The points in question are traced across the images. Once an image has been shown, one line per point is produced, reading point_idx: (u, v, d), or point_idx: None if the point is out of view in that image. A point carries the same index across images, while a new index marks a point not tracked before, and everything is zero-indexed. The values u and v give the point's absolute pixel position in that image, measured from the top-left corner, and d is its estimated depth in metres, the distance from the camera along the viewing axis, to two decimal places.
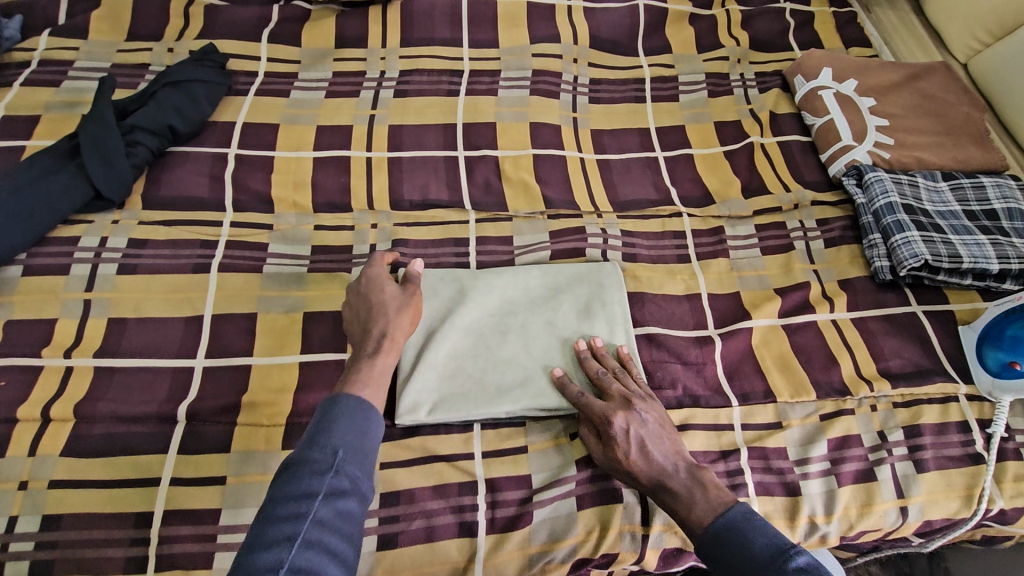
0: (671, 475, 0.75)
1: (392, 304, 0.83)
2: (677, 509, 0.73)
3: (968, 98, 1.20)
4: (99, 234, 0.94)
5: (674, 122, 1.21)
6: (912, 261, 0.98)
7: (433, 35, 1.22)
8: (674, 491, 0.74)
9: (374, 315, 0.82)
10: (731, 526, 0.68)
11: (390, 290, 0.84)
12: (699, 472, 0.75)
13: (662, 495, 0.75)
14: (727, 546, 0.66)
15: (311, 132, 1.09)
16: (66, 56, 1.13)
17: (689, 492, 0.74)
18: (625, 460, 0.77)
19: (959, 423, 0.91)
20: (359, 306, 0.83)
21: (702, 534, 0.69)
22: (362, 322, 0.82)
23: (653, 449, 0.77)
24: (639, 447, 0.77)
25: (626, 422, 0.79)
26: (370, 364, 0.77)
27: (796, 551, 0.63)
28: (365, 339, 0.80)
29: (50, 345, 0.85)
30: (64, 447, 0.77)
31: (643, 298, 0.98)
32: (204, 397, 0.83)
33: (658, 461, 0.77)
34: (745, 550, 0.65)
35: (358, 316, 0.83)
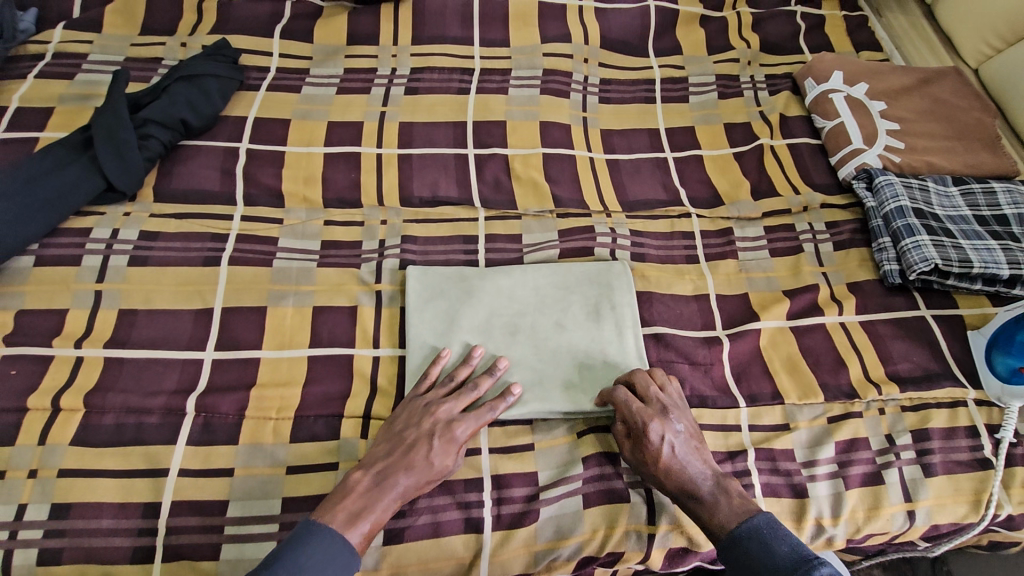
0: (699, 482, 0.77)
1: (445, 457, 0.76)
2: (703, 516, 0.75)
3: (980, 103, 1.19)
4: (111, 226, 0.94)
5: (684, 123, 1.21)
6: (922, 265, 0.98)
7: (444, 34, 1.23)
8: (701, 498, 0.76)
9: (420, 455, 0.76)
10: (755, 534, 0.71)
11: (455, 440, 0.78)
12: (726, 480, 0.77)
13: (688, 499, 0.76)
14: (752, 554, 0.70)
15: (322, 128, 1.09)
16: (80, 49, 1.14)
17: (715, 498, 0.76)
18: (657, 464, 0.78)
19: (968, 428, 0.90)
20: (416, 431, 0.78)
21: (726, 540, 0.73)
22: (405, 449, 0.76)
23: (685, 455, 0.78)
24: (671, 453, 0.78)
25: (660, 427, 0.79)
26: (380, 503, 0.73)
27: (819, 560, 0.67)
28: (395, 468, 0.75)
29: (61, 336, 0.85)
30: (73, 437, 0.78)
31: (651, 298, 0.98)
32: (213, 390, 0.83)
33: (688, 467, 0.77)
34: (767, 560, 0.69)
35: (411, 440, 0.77)
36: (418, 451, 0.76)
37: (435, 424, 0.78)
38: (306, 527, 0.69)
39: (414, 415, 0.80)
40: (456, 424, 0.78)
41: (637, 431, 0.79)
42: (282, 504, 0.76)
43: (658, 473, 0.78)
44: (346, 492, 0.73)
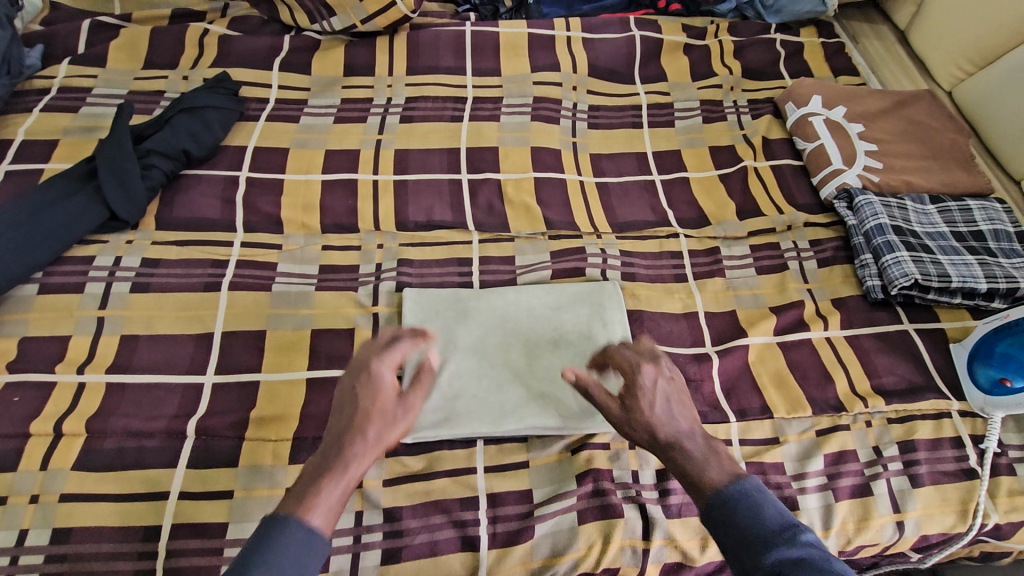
0: (688, 437, 0.69)
1: (376, 397, 0.66)
2: (689, 474, 0.66)
3: (953, 124, 1.24)
4: (114, 253, 0.97)
5: (671, 146, 1.25)
6: (902, 280, 1.01)
7: (437, 64, 1.27)
8: (689, 452, 0.67)
9: (362, 411, 0.65)
10: (744, 493, 0.62)
11: (387, 387, 0.67)
12: (715, 441, 0.69)
13: (675, 453, 0.68)
14: (736, 513, 0.61)
15: (320, 156, 1.13)
16: (85, 83, 1.18)
17: (704, 455, 0.67)
18: (642, 412, 0.70)
19: (953, 439, 0.93)
20: (350, 385, 0.67)
21: (713, 499, 0.63)
22: (343, 416, 0.65)
23: (675, 410, 0.71)
24: (661, 404, 0.71)
25: (653, 377, 0.72)
26: (331, 471, 0.62)
27: (805, 529, 0.60)
28: (338, 437, 0.65)
29: (64, 361, 0.87)
30: (75, 461, 0.79)
31: (641, 316, 1.01)
32: (213, 413, 0.84)
33: (675, 418, 0.70)
34: (756, 523, 0.60)
35: (348, 398, 0.67)
36: (350, 403, 0.66)
37: (357, 374, 0.68)
38: (272, 521, 0.58)
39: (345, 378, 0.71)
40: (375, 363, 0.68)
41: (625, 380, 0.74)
42: None
43: (644, 422, 0.70)
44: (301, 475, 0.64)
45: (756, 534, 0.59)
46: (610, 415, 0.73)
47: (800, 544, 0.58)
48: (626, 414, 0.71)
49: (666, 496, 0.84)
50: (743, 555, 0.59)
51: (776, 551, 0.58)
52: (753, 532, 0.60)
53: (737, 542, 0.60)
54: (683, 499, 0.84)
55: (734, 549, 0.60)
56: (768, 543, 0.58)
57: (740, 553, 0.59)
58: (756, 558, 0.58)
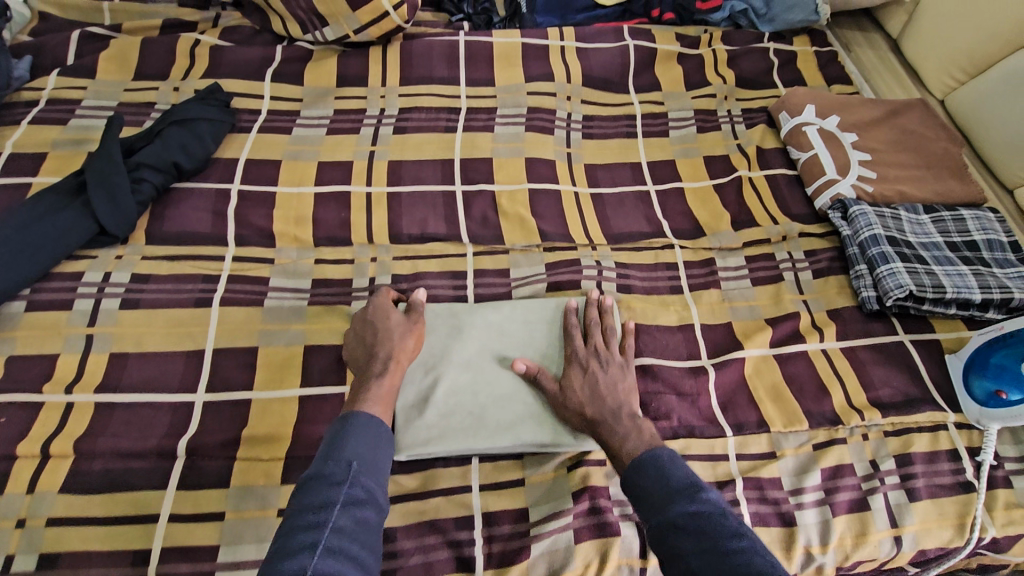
0: (614, 417, 0.81)
1: (394, 321, 0.90)
2: (611, 449, 0.78)
3: (946, 133, 1.25)
4: (103, 269, 0.95)
5: (665, 156, 1.25)
6: (897, 291, 1.01)
7: (431, 75, 1.27)
8: (612, 430, 0.79)
9: (385, 334, 0.88)
10: (654, 459, 0.72)
11: (397, 316, 0.90)
12: (639, 420, 0.80)
13: (601, 430, 0.80)
14: (647, 477, 0.70)
15: (312, 168, 1.12)
16: (74, 95, 1.17)
17: (625, 432, 0.79)
18: (574, 395, 0.85)
19: (949, 451, 0.93)
20: (370, 325, 0.89)
21: (626, 467, 0.74)
22: (367, 345, 0.87)
23: (603, 392, 0.84)
24: (590, 387, 0.85)
25: (580, 368, 0.87)
26: (378, 382, 0.82)
27: (709, 488, 0.67)
28: (372, 358, 0.85)
29: (51, 381, 0.85)
30: (62, 484, 0.78)
31: (637, 329, 1.00)
32: (203, 432, 0.83)
33: (602, 400, 0.83)
34: (661, 483, 0.69)
35: (370, 331, 0.88)
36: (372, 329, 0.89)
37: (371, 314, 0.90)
38: (344, 417, 0.73)
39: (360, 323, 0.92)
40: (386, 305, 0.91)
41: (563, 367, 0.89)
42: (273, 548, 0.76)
43: (576, 405, 0.84)
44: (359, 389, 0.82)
45: (661, 492, 0.68)
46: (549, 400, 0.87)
47: (700, 499, 0.66)
48: (561, 397, 0.85)
49: None
50: (649, 510, 0.67)
51: (676, 506, 0.66)
52: (659, 491, 0.68)
53: (645, 499, 0.69)
54: None
55: (643, 506, 0.69)
56: (669, 500, 0.67)
57: (647, 509, 0.68)
58: (659, 513, 0.66)
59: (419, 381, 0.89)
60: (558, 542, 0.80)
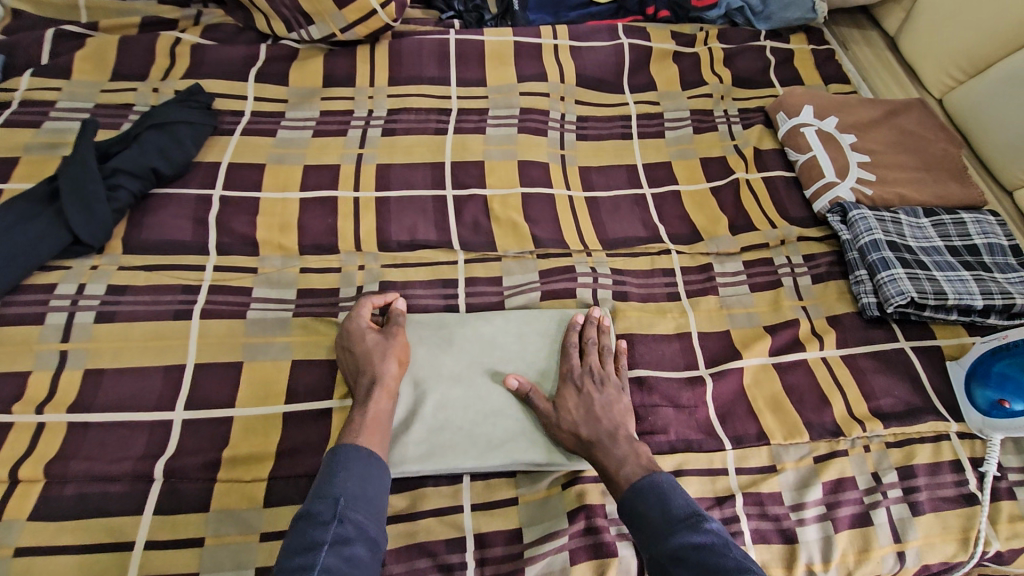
0: (611, 440, 0.80)
1: (372, 341, 0.85)
2: (607, 473, 0.78)
3: (946, 134, 1.22)
4: (77, 281, 0.92)
5: (661, 158, 1.22)
6: (898, 298, 0.99)
7: (421, 74, 1.23)
8: (608, 454, 0.79)
9: (365, 359, 0.84)
10: (655, 486, 0.73)
11: (377, 337, 0.86)
12: (637, 444, 0.80)
13: (597, 452, 0.80)
14: (648, 504, 0.72)
15: (297, 172, 1.08)
16: (47, 97, 1.12)
17: (622, 456, 0.78)
18: (569, 417, 0.83)
19: (952, 462, 0.91)
20: (350, 352, 0.86)
21: (625, 493, 0.74)
22: (353, 370, 0.84)
23: (599, 413, 0.83)
24: (586, 408, 0.83)
25: (575, 389, 0.85)
26: (364, 410, 0.79)
27: (709, 517, 0.70)
28: (357, 385, 0.83)
29: (21, 400, 0.81)
30: (33, 510, 0.74)
31: (633, 339, 0.98)
32: (183, 453, 0.80)
33: (597, 421, 0.82)
34: (663, 511, 0.71)
35: (352, 359, 0.85)
36: (354, 350, 0.85)
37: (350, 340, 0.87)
38: (335, 452, 0.73)
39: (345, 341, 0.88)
40: (363, 325, 0.87)
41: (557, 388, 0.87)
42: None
43: (571, 427, 0.82)
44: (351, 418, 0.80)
45: (663, 520, 0.70)
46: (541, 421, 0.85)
47: (703, 530, 0.68)
48: (555, 419, 0.83)
49: None
50: (651, 537, 0.70)
51: (679, 536, 0.68)
52: (661, 519, 0.70)
53: (646, 526, 0.71)
54: None
55: (643, 532, 0.71)
56: (672, 529, 0.69)
57: (649, 536, 0.70)
58: (661, 541, 0.69)
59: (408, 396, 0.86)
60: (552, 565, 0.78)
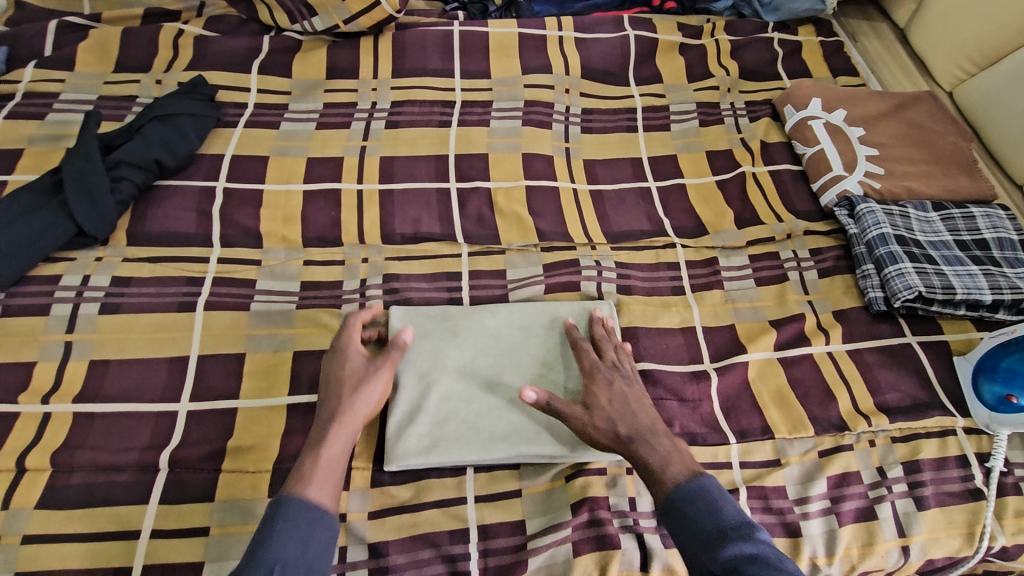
0: (652, 437, 0.76)
1: (353, 369, 0.79)
2: (653, 473, 0.73)
3: (956, 127, 1.21)
4: (82, 272, 0.92)
5: (667, 152, 1.21)
6: (906, 293, 0.98)
7: (425, 66, 1.22)
8: (650, 451, 0.74)
9: (341, 388, 0.77)
10: (706, 491, 0.70)
11: (360, 365, 0.80)
12: (678, 442, 0.76)
13: (638, 448, 0.75)
14: (698, 508, 0.68)
15: (302, 164, 1.08)
16: (51, 88, 1.12)
17: (666, 454, 0.74)
18: (604, 414, 0.78)
19: (958, 457, 0.90)
20: (327, 379, 0.79)
21: (673, 496, 0.70)
22: (323, 398, 0.77)
23: (635, 407, 0.79)
24: (620, 404, 0.79)
25: (606, 386, 0.81)
26: (316, 449, 0.71)
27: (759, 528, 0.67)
28: (319, 416, 0.75)
29: (28, 391, 0.82)
30: (40, 499, 0.75)
31: (637, 333, 0.97)
32: (187, 443, 0.80)
33: (634, 417, 0.78)
34: (713, 519, 0.67)
35: (326, 386, 0.78)
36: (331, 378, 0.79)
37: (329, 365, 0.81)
38: (278, 504, 0.65)
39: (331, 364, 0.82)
40: (350, 348, 0.82)
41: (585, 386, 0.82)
42: None
43: (608, 425, 0.77)
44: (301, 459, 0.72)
45: (713, 528, 0.66)
46: (570, 422, 0.79)
47: (756, 541, 0.65)
48: (589, 416, 0.78)
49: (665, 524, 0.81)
50: (699, 546, 0.66)
51: (731, 547, 0.64)
52: (711, 526, 0.66)
53: (693, 535, 0.67)
54: None
55: (690, 540, 0.67)
56: (724, 539, 0.65)
57: (697, 544, 0.66)
58: (711, 551, 0.65)
59: (411, 389, 0.86)
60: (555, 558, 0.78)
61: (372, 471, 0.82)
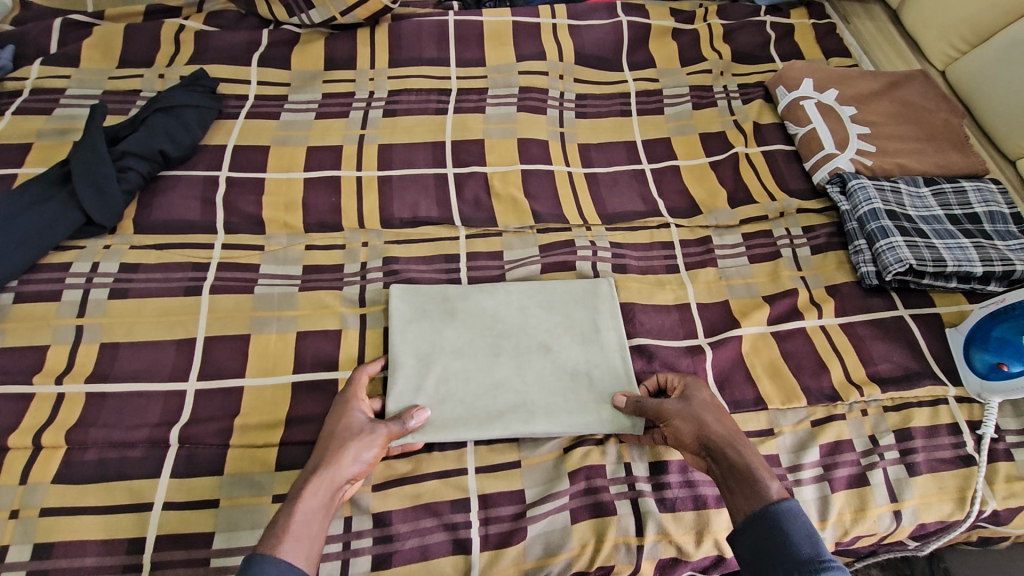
0: (748, 446, 0.74)
1: (356, 428, 0.76)
2: (751, 475, 0.70)
3: (947, 104, 1.22)
4: (91, 259, 0.95)
5: (660, 135, 1.23)
6: (897, 266, 0.99)
7: (421, 55, 1.24)
8: (752, 455, 0.72)
9: (333, 444, 0.74)
10: (801, 516, 0.64)
11: (358, 422, 0.77)
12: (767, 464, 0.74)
13: (734, 452, 0.73)
14: (794, 532, 0.63)
15: (302, 153, 1.10)
16: (57, 84, 1.15)
17: (767, 469, 0.71)
18: (705, 407, 0.79)
19: (950, 426, 0.92)
20: (324, 431, 0.77)
21: (770, 508, 0.66)
22: (319, 447, 0.75)
23: (727, 417, 0.79)
24: (715, 404, 0.80)
25: (708, 389, 0.84)
26: (300, 500, 0.68)
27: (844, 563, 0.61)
28: (309, 465, 0.73)
29: (42, 372, 0.85)
30: (56, 474, 0.78)
31: (633, 310, 0.99)
32: (196, 420, 0.83)
33: (724, 422, 0.77)
34: (808, 544, 0.62)
35: (321, 438, 0.76)
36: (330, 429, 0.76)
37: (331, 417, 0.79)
38: (248, 562, 0.61)
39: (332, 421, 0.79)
40: (354, 403, 0.80)
41: (683, 386, 0.85)
42: None
43: (707, 417, 0.77)
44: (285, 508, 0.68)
45: (807, 552, 0.61)
46: (665, 412, 0.80)
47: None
48: (691, 404, 0.79)
49: (660, 490, 0.83)
50: (784, 564, 0.61)
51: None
52: (805, 550, 0.61)
53: (783, 550, 0.62)
54: (679, 492, 0.83)
55: (776, 555, 0.62)
56: (815, 567, 0.60)
57: (783, 561, 0.62)
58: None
59: (410, 368, 0.88)
60: (555, 528, 0.80)
61: None
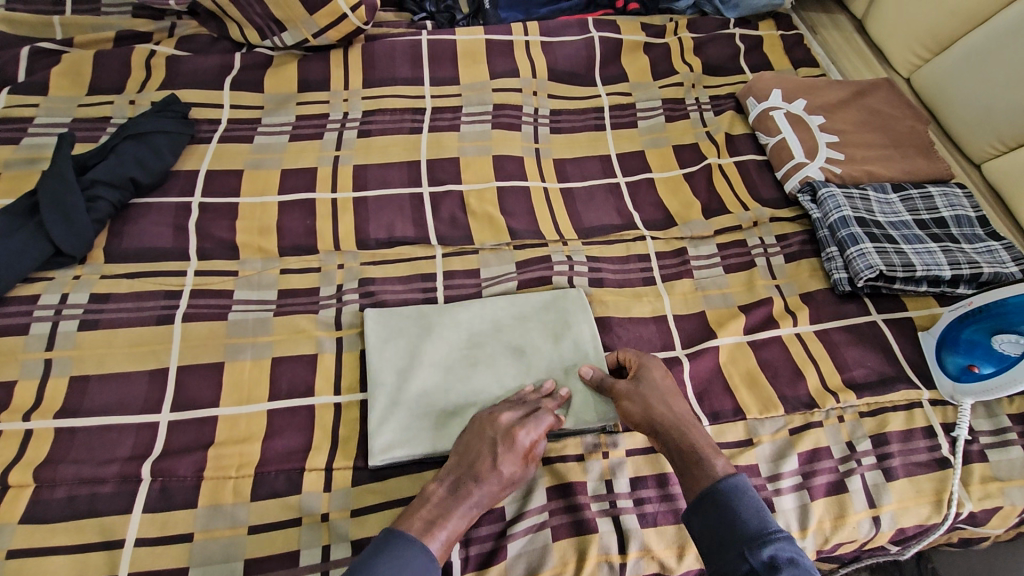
0: (693, 428, 0.78)
1: (512, 463, 0.76)
2: (696, 456, 0.74)
3: (912, 111, 1.25)
4: (60, 291, 0.93)
5: (634, 148, 1.24)
6: (868, 272, 1.01)
7: (394, 75, 1.25)
8: (697, 435, 0.77)
9: (483, 464, 0.76)
10: (746, 492, 0.69)
11: (519, 448, 0.77)
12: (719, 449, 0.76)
13: (680, 436, 0.77)
14: (741, 508, 0.68)
15: (275, 176, 1.10)
16: (26, 113, 1.14)
17: (709, 446, 0.75)
18: (654, 389, 0.82)
19: (924, 429, 0.93)
20: (484, 448, 0.77)
21: (718, 486, 0.70)
22: (470, 467, 0.76)
23: (673, 399, 0.81)
24: (667, 384, 0.83)
25: (662, 367, 0.86)
26: (451, 512, 0.73)
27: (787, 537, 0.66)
28: (457, 475, 0.76)
29: (9, 409, 0.83)
30: (23, 514, 0.76)
31: (611, 323, 1.00)
32: (169, 453, 0.82)
33: (670, 406, 0.80)
34: (756, 518, 0.67)
35: (467, 453, 0.78)
36: (484, 455, 0.77)
37: (498, 433, 0.79)
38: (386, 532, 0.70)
39: (475, 430, 0.80)
40: (517, 430, 0.78)
41: (637, 362, 0.87)
42: (244, 566, 0.75)
43: (654, 398, 0.81)
44: (421, 502, 0.74)
45: (755, 527, 0.66)
46: (617, 391, 0.84)
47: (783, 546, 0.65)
48: (640, 387, 0.82)
49: (641, 504, 0.83)
50: (737, 540, 0.66)
51: (771, 548, 0.64)
52: (753, 525, 0.66)
53: (734, 525, 0.67)
54: (658, 507, 0.83)
55: (726, 531, 0.67)
56: (762, 540, 0.65)
57: (734, 535, 0.66)
58: (745, 549, 0.65)
59: (388, 387, 0.88)
60: (540, 548, 0.80)
61: (351, 471, 0.83)
